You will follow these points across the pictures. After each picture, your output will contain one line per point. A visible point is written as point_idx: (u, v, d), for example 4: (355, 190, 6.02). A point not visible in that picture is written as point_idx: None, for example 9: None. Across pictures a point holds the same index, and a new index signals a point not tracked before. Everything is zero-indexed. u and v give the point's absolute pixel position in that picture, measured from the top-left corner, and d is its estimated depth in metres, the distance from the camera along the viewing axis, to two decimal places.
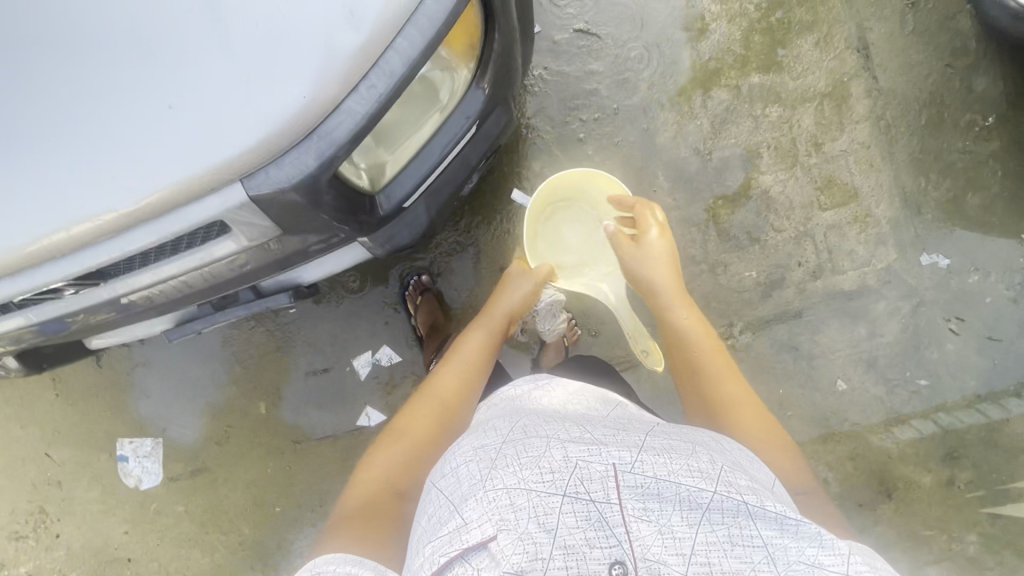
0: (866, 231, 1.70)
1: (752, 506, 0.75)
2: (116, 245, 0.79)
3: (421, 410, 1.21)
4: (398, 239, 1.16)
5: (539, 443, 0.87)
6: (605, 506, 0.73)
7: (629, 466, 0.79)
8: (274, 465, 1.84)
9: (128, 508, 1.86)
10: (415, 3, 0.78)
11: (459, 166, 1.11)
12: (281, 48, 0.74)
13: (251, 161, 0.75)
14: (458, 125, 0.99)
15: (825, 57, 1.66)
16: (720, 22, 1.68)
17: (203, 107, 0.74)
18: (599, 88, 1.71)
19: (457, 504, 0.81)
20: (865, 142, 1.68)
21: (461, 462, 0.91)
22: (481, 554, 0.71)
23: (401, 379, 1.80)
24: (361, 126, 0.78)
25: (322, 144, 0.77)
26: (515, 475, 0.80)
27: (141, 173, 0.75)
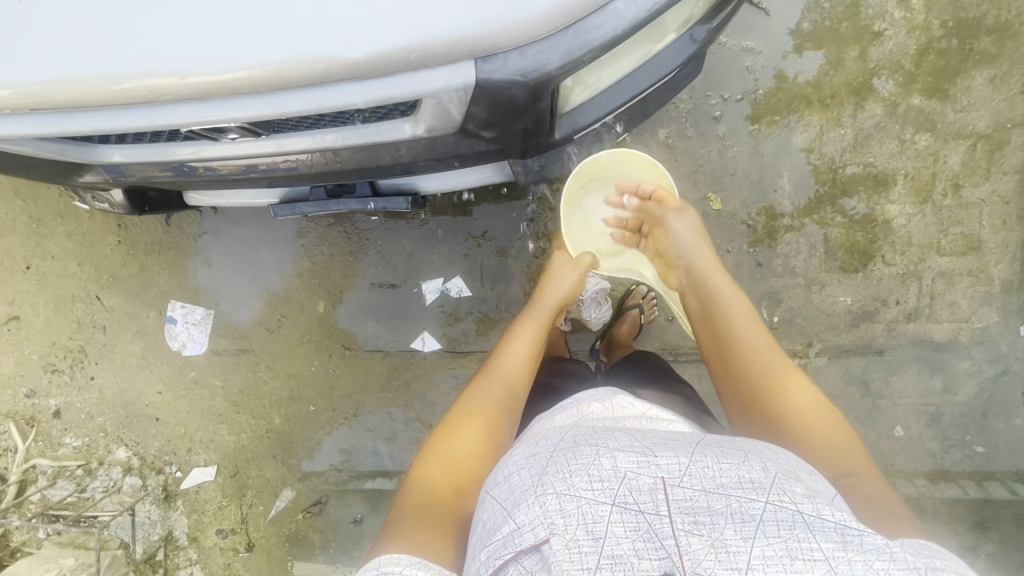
0: (976, 287, 1.63)
1: (811, 517, 0.65)
2: (318, 95, 0.72)
3: (483, 404, 1.11)
4: (546, 170, 1.10)
5: (588, 449, 0.80)
6: (654, 518, 0.66)
7: (678, 479, 0.71)
8: (318, 366, 1.82)
9: (167, 370, 1.85)
10: None
11: (637, 111, 1.04)
12: None
13: (499, 41, 0.70)
14: (662, 66, 0.91)
15: (995, 97, 1.56)
16: (898, 31, 1.56)
17: None
18: (750, 68, 1.60)
19: (508, 509, 0.76)
20: (1006, 196, 1.59)
21: (512, 468, 0.85)
22: (533, 558, 0.66)
23: (465, 314, 1.76)
24: (616, 36, 0.74)
25: (573, 44, 0.72)
26: (565, 480, 0.73)
27: (383, 16, 0.69)
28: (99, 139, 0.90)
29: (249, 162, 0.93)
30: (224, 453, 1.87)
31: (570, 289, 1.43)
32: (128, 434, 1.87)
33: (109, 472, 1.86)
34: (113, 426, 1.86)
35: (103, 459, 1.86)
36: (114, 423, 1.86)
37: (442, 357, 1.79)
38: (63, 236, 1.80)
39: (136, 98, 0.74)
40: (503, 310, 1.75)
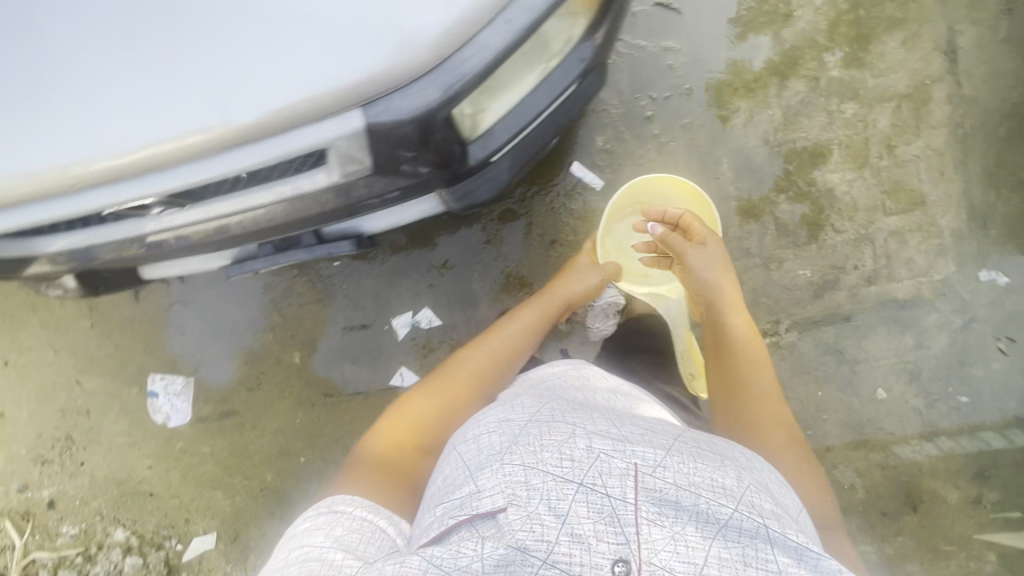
0: (928, 241, 1.66)
1: (773, 533, 0.69)
2: (219, 163, 0.76)
3: (457, 375, 1.23)
4: (476, 196, 1.13)
5: (565, 427, 0.84)
6: (619, 503, 0.69)
7: (651, 469, 0.74)
8: (302, 416, 1.83)
9: (155, 444, 1.85)
10: None
11: (549, 125, 1.06)
12: None
13: (377, 86, 0.73)
14: (559, 82, 0.95)
15: (910, 57, 1.61)
16: (806, 10, 1.62)
17: (336, 28, 0.72)
18: (672, 66, 1.65)
19: (473, 472, 0.81)
20: (939, 149, 1.63)
21: (486, 431, 0.90)
22: (488, 523, 0.72)
23: (439, 343, 1.77)
24: (491, 62, 0.76)
25: (449, 76, 0.74)
26: (537, 456, 0.78)
27: (263, 82, 0.72)
28: (35, 233, 0.93)
29: (181, 233, 0.96)
30: (222, 518, 1.86)
31: (584, 290, 1.51)
32: (124, 514, 1.86)
33: (110, 555, 1.85)
34: (108, 508, 1.86)
35: (102, 543, 1.86)
36: (109, 505, 1.86)
37: None
38: (36, 328, 1.83)
39: (56, 191, 0.79)
40: (475, 334, 1.76)
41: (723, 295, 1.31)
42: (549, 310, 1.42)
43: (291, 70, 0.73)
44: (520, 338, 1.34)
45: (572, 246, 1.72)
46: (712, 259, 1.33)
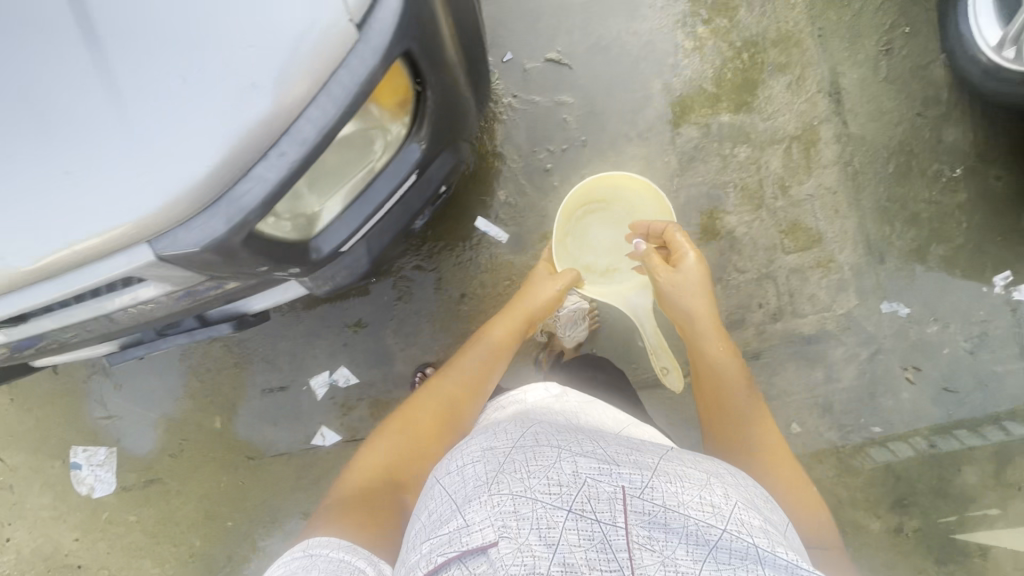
0: (828, 276, 1.69)
1: (763, 550, 0.65)
2: (22, 298, 0.76)
3: (430, 405, 1.17)
4: (339, 278, 1.16)
5: (551, 454, 0.78)
6: (609, 528, 0.64)
7: (639, 490, 0.70)
8: (226, 480, 1.83)
9: (80, 516, 1.85)
10: (329, 70, 0.69)
11: (402, 209, 1.10)
12: (181, 115, 0.66)
13: (156, 226, 0.70)
14: (392, 178, 0.97)
15: (796, 100, 1.65)
16: (692, 59, 1.66)
17: (100, 174, 0.68)
18: (568, 119, 1.69)
19: (459, 505, 0.72)
20: (832, 187, 1.66)
21: (467, 462, 0.82)
22: (478, 560, 0.61)
23: (357, 401, 1.78)
24: (275, 191, 0.72)
25: (234, 209, 0.71)
26: (524, 484, 0.71)
27: (38, 228, 0.70)
28: None
29: (42, 335, 0.99)
30: None
31: (545, 304, 1.46)
32: None
33: None
34: None
35: None
36: None
37: (345, 447, 1.80)
38: None
39: None
40: (393, 390, 1.77)
41: (699, 319, 1.28)
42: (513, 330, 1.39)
43: (57, 219, 0.69)
44: (488, 361, 1.30)
45: (481, 299, 1.74)
46: (683, 285, 1.29)
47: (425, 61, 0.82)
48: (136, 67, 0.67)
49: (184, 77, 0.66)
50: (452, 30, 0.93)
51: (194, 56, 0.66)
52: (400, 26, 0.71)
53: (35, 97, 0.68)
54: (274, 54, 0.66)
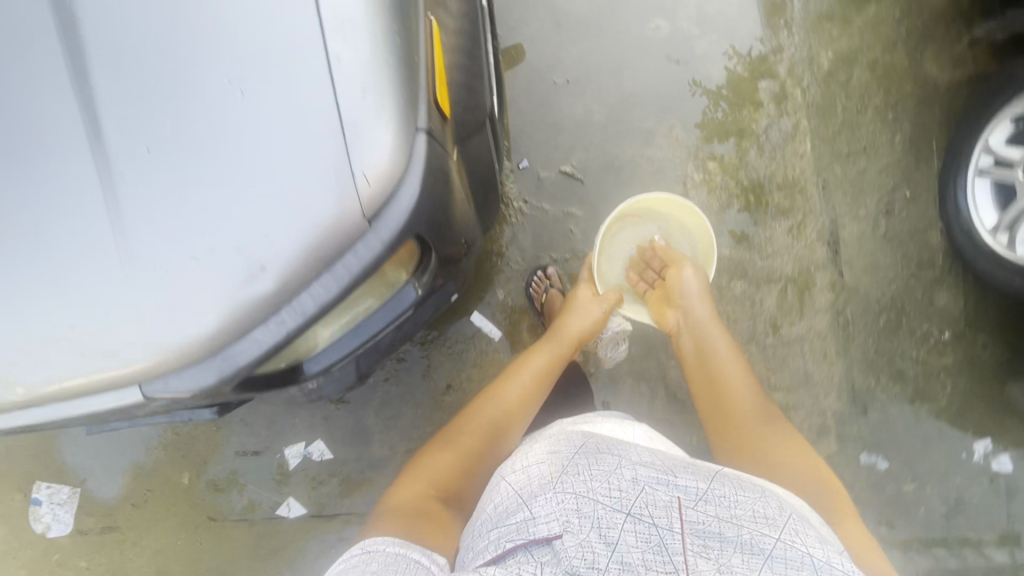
0: (810, 419, 1.70)
1: (816, 561, 0.77)
2: (14, 418, 0.78)
3: (479, 422, 1.24)
4: (325, 391, 1.16)
5: (611, 460, 0.93)
6: (666, 534, 0.79)
7: (693, 503, 0.85)
8: (184, 538, 1.80)
9: (31, 553, 1.81)
10: (331, 252, 0.72)
11: (394, 331, 1.11)
12: (192, 288, 0.70)
13: (152, 374, 0.73)
14: (391, 310, 1.00)
15: (795, 244, 1.70)
16: (700, 190, 1.71)
17: (108, 332, 0.72)
18: (573, 230, 1.74)
19: (526, 500, 0.88)
20: (822, 332, 1.70)
21: (534, 462, 0.99)
22: (544, 549, 0.77)
23: (328, 476, 1.77)
24: (267, 352, 0.75)
25: (225, 364, 0.74)
26: (587, 484, 0.86)
27: (40, 367, 0.73)
28: None
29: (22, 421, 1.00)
30: None
31: (591, 326, 1.50)
32: None
33: None
34: None
35: None
36: None
37: (308, 522, 1.77)
38: None
39: None
40: (365, 471, 1.76)
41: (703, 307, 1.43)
42: (559, 357, 1.41)
43: (57, 356, 0.73)
44: (537, 386, 1.34)
45: (467, 391, 1.74)
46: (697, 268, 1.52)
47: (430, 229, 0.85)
48: (151, 241, 0.70)
49: (198, 255, 0.70)
50: (463, 187, 0.97)
51: (207, 239, 0.70)
52: (406, 223, 0.75)
53: (47, 252, 0.71)
54: (281, 241, 0.70)
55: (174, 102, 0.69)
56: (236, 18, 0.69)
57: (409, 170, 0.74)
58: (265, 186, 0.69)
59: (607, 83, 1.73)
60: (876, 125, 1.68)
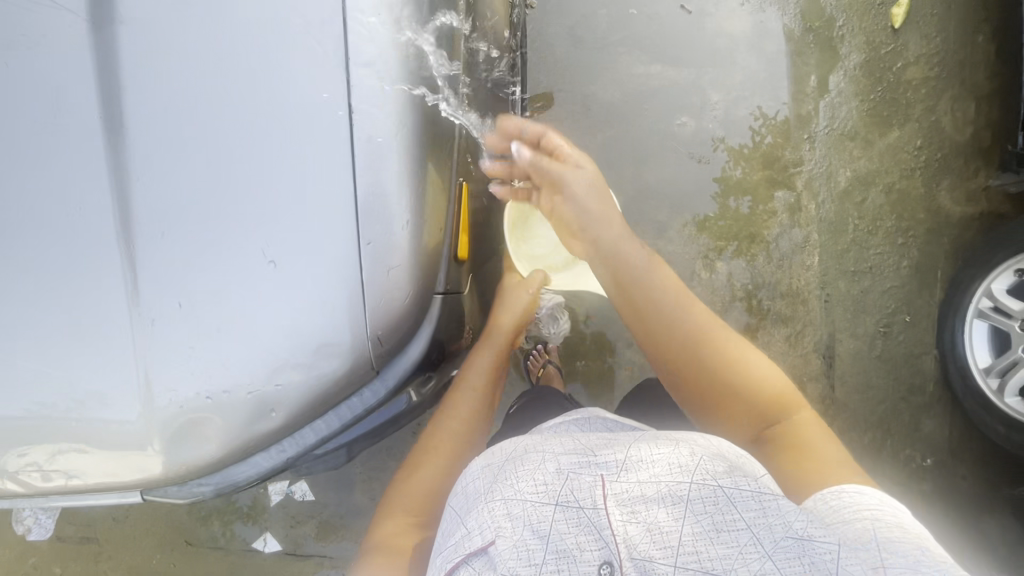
0: None
1: (728, 490, 0.75)
2: (28, 499, 0.85)
3: (431, 441, 1.08)
4: (310, 471, 1.16)
5: (534, 455, 0.85)
6: (592, 513, 0.73)
7: (615, 474, 0.79)
8: (160, 558, 1.83)
9: (8, 553, 1.85)
10: (337, 398, 0.80)
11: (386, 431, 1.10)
12: (202, 421, 0.77)
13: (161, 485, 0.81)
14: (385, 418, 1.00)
15: (791, 352, 1.73)
16: (705, 287, 1.74)
17: (120, 449, 0.78)
18: (573, 308, 1.80)
19: (462, 515, 0.82)
20: None
21: (468, 479, 0.89)
22: (480, 559, 0.72)
23: (307, 518, 1.79)
24: (265, 471, 0.84)
25: (225, 479, 0.83)
26: (512, 485, 0.79)
27: (57, 466, 0.80)
28: None
29: None
30: None
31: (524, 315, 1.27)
32: None
33: None
34: None
35: None
36: None
37: (282, 560, 1.80)
38: None
39: None
40: (344, 517, 1.78)
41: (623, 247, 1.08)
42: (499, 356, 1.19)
43: (64, 451, 0.79)
44: (485, 392, 1.15)
45: None
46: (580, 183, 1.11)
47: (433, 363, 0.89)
48: (170, 377, 0.76)
49: (212, 395, 0.76)
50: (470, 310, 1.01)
51: (220, 381, 0.75)
52: (411, 371, 0.83)
53: (71, 370, 0.76)
54: (289, 390, 0.77)
55: (209, 243, 0.74)
56: (273, 177, 0.74)
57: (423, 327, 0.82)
58: (285, 334, 0.75)
59: (627, 170, 1.76)
60: (884, 247, 1.71)
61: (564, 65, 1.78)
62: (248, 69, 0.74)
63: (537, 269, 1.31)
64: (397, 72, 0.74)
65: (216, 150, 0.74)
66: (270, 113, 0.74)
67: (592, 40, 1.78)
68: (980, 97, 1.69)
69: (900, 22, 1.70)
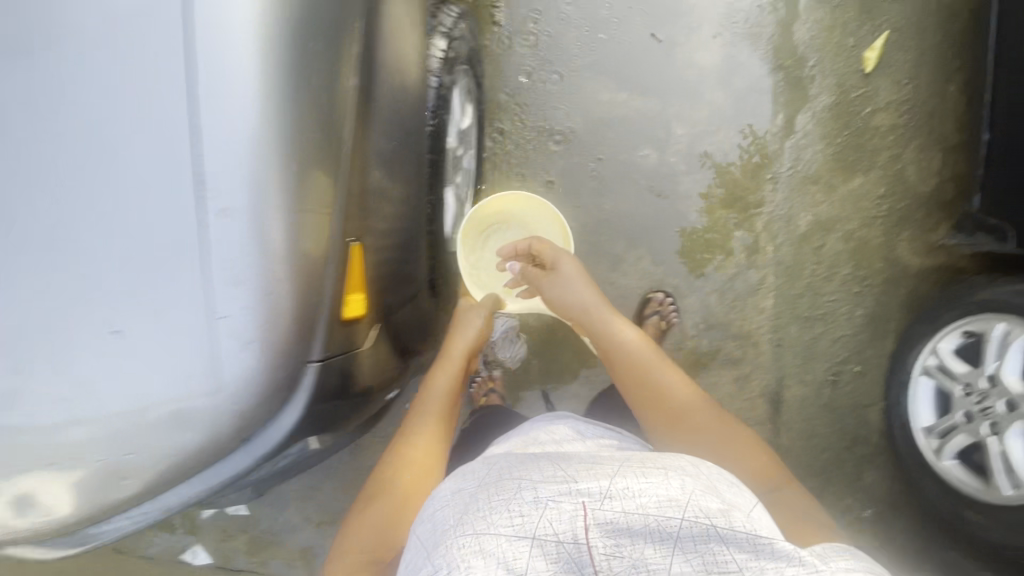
0: None
1: (727, 529, 0.64)
2: None
3: (383, 477, 0.98)
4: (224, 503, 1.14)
5: (510, 483, 0.72)
6: (572, 552, 0.61)
7: (601, 502, 0.66)
8: (85, 563, 1.79)
9: None
10: (193, 470, 0.73)
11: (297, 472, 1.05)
12: (49, 489, 0.73)
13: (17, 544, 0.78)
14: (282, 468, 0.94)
15: (739, 394, 1.70)
16: None
17: None
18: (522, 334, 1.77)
19: (430, 550, 0.68)
20: None
21: (436, 507, 0.76)
22: None
23: (239, 532, 1.76)
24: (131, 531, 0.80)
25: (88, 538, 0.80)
26: (485, 518, 0.66)
27: None
28: None
29: None
30: None
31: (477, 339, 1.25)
32: None
33: None
34: None
35: None
36: None
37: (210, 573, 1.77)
38: None
39: None
40: (276, 534, 1.75)
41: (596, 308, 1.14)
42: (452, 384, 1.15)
43: None
44: (446, 417, 1.09)
45: None
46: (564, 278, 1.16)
47: (318, 425, 0.82)
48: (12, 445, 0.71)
49: (57, 465, 0.71)
50: (376, 357, 0.91)
51: (65, 451, 0.71)
52: (285, 439, 0.76)
53: None
54: (139, 461, 0.72)
55: (53, 306, 0.69)
56: (121, 223, 0.67)
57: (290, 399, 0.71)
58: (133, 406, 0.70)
59: (585, 199, 1.73)
60: (838, 295, 1.69)
61: (529, 85, 1.73)
62: (95, 107, 0.67)
63: (486, 293, 1.31)
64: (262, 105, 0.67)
65: (66, 206, 0.68)
66: (122, 167, 0.67)
67: (559, 63, 1.72)
68: (947, 150, 1.66)
69: (872, 67, 1.66)
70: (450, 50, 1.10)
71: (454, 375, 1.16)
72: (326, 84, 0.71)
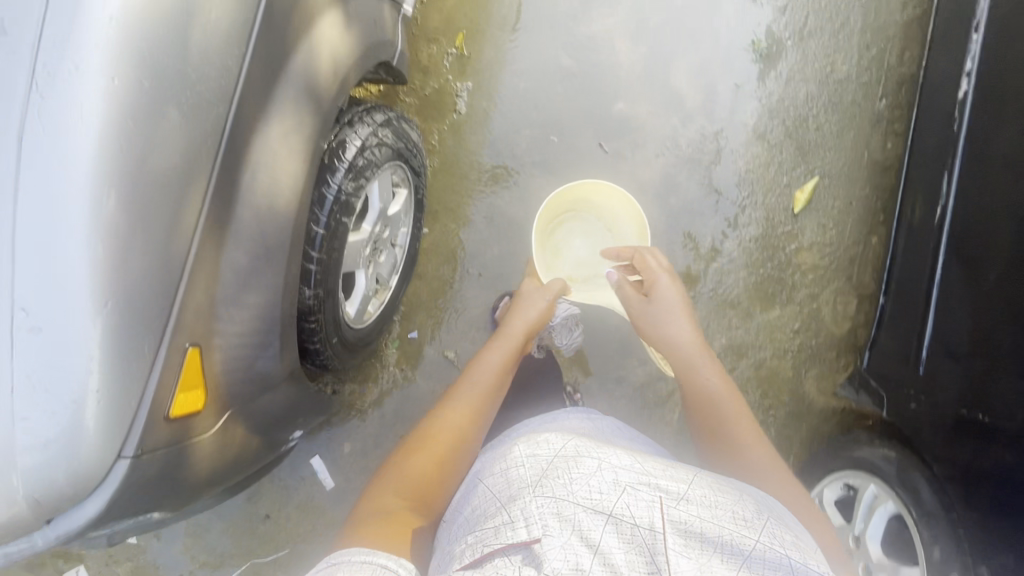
0: None
1: (793, 564, 0.74)
2: None
3: (438, 428, 1.18)
4: None
5: (590, 460, 0.84)
6: (648, 534, 0.73)
7: (676, 503, 0.79)
8: None
9: None
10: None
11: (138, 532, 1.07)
12: None
13: None
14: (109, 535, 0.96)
15: None
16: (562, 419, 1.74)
17: None
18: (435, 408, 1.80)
19: (506, 501, 0.83)
20: None
21: (513, 462, 0.91)
22: (522, 553, 0.72)
23: (120, 559, 1.75)
24: None
25: None
26: (566, 487, 0.80)
27: None
28: None
29: None
30: None
31: (538, 316, 1.46)
32: None
33: None
34: None
35: None
36: None
37: None
38: None
39: None
40: (158, 566, 1.75)
41: (679, 343, 1.29)
42: (510, 354, 1.38)
43: None
44: (495, 385, 1.30)
45: (279, 527, 1.74)
46: (664, 305, 1.33)
47: (134, 509, 0.85)
48: None
49: None
50: (220, 447, 0.94)
51: None
52: (89, 525, 0.79)
53: None
54: None
55: None
56: None
57: (94, 490, 0.76)
58: None
59: (515, 285, 1.81)
60: None
61: (478, 172, 1.82)
62: None
63: (554, 278, 1.49)
64: (91, 224, 0.68)
65: None
66: None
67: (509, 155, 1.82)
68: (863, 296, 1.72)
69: (801, 206, 1.74)
70: (359, 159, 1.13)
71: (509, 351, 1.37)
72: (170, 207, 0.73)
